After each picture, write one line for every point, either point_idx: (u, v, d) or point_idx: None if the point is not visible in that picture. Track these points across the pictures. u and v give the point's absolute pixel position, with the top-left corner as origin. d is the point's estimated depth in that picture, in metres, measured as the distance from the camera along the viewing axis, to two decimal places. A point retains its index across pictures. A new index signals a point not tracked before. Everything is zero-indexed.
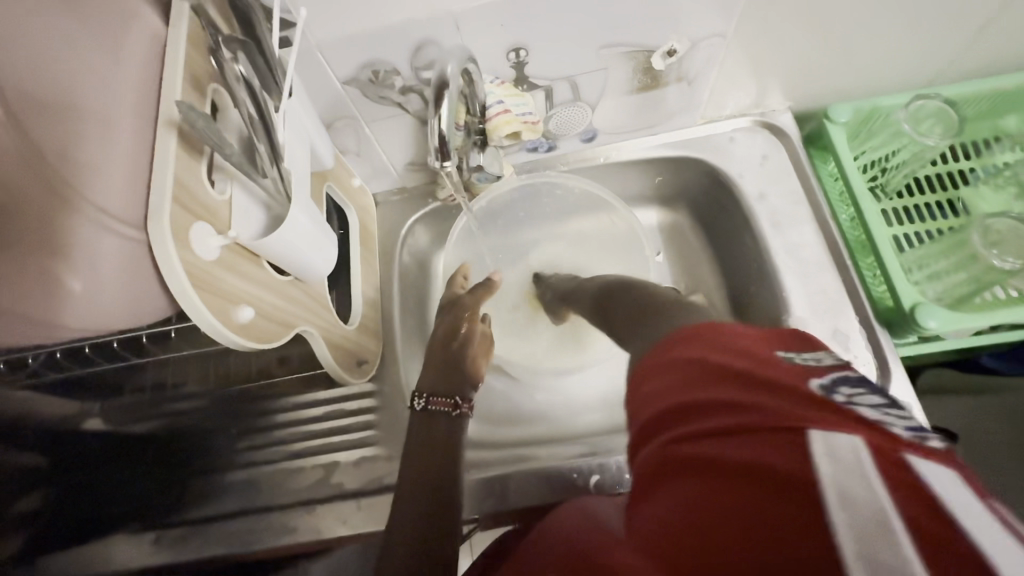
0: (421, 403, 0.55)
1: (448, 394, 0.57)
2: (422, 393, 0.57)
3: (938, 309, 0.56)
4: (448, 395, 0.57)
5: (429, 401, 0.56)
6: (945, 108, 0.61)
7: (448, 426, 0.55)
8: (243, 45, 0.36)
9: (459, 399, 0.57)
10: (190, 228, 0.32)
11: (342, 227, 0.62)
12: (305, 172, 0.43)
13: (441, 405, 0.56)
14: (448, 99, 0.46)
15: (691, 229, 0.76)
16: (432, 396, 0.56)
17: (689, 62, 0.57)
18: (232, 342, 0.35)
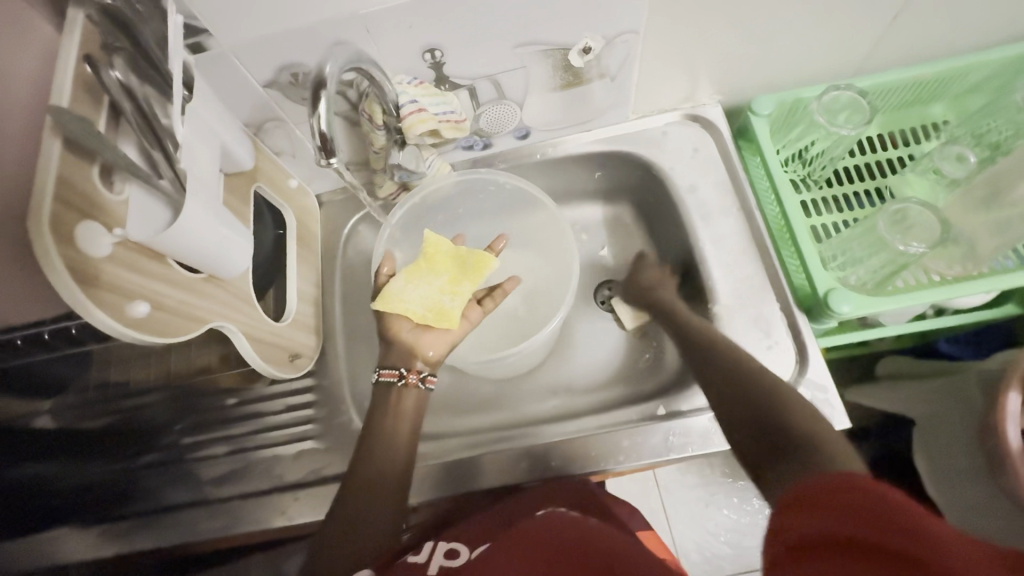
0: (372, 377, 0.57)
1: (396, 365, 0.58)
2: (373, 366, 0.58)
3: (852, 294, 0.58)
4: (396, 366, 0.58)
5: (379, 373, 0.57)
6: (858, 99, 0.62)
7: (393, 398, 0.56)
8: (121, 52, 0.38)
9: (406, 369, 0.57)
10: (75, 226, 0.34)
11: (279, 226, 0.64)
12: (212, 171, 0.44)
13: (390, 376, 0.57)
14: (325, 99, 0.45)
15: (633, 222, 0.78)
16: (382, 369, 0.58)
17: (608, 59, 0.58)
18: (126, 335, 0.37)
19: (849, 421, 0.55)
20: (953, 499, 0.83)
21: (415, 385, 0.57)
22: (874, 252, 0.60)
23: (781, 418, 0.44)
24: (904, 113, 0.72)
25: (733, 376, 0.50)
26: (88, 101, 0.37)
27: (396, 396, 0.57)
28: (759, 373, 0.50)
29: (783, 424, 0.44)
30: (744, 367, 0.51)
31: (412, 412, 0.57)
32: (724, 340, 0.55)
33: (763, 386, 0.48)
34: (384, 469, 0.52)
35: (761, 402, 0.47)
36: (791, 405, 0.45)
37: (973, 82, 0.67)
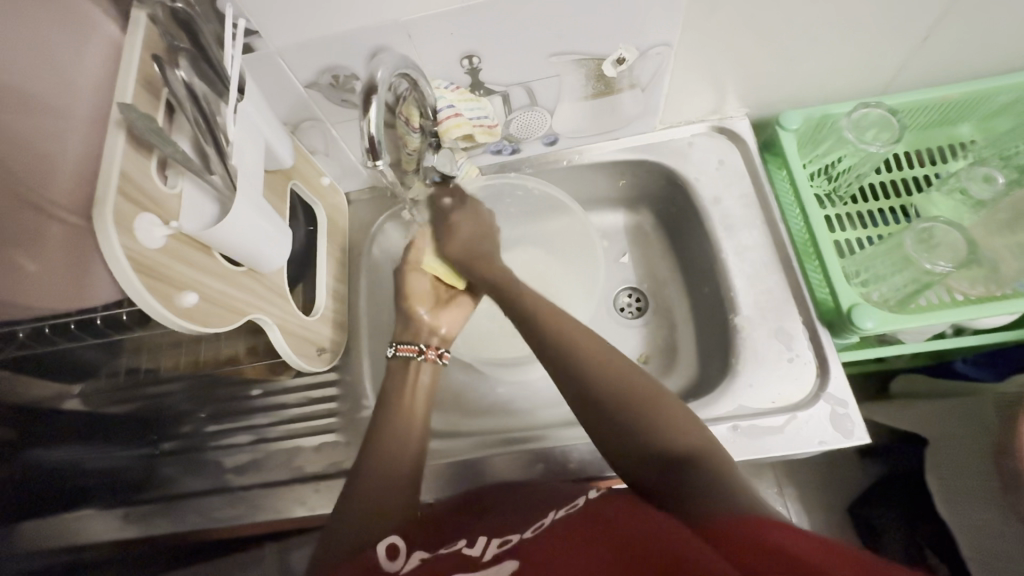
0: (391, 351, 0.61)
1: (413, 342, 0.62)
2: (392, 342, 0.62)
3: (875, 309, 0.59)
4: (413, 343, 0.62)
5: (397, 348, 0.61)
6: (887, 117, 0.63)
7: (413, 372, 0.60)
8: (184, 53, 0.40)
9: (425, 345, 0.62)
10: (134, 218, 0.35)
11: (311, 223, 0.65)
12: (258, 169, 0.46)
13: (407, 351, 0.61)
14: (376, 102, 0.46)
15: (654, 231, 0.79)
16: (400, 345, 0.62)
17: (640, 69, 0.59)
18: (175, 324, 0.39)
19: (869, 436, 0.55)
20: (962, 518, 0.83)
21: (433, 360, 0.61)
22: (899, 270, 0.60)
23: (653, 433, 0.45)
24: (931, 131, 0.72)
25: (603, 390, 0.48)
26: (149, 98, 0.38)
27: (413, 370, 0.60)
28: (620, 370, 0.49)
29: (645, 433, 0.45)
30: (589, 366, 0.49)
31: (429, 386, 0.60)
32: (566, 324, 0.53)
33: (639, 394, 0.47)
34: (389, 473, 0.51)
35: (626, 416, 0.46)
36: (669, 405, 0.47)
37: (1003, 104, 0.67)
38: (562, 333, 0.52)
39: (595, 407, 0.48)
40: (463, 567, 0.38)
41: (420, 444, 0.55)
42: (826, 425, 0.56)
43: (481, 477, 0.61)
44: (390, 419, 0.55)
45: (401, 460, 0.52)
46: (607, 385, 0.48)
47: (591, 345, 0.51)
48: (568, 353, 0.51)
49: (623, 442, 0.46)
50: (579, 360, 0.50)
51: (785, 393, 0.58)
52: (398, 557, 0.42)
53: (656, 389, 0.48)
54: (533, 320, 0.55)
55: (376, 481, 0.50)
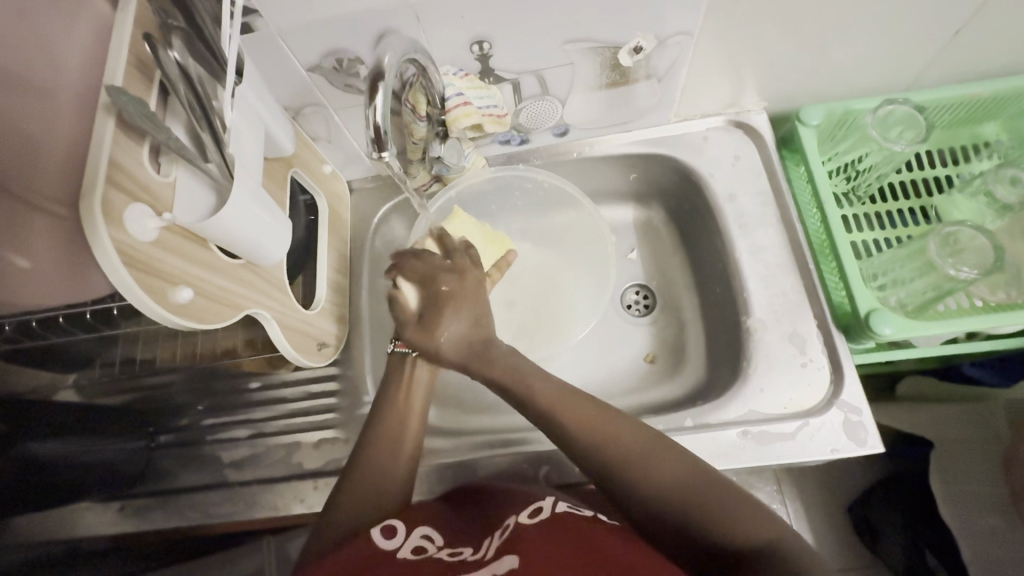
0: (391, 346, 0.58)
1: None
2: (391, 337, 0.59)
3: (894, 315, 0.57)
4: (413, 339, 0.58)
5: (395, 343, 0.58)
6: (914, 115, 0.60)
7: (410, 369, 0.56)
8: (178, 32, 0.38)
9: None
10: (124, 209, 0.33)
11: (312, 213, 0.63)
12: (256, 157, 0.44)
13: (405, 346, 0.57)
14: (383, 89, 0.44)
15: (665, 227, 0.77)
16: (401, 340, 0.58)
17: (658, 59, 0.57)
18: (168, 321, 0.37)
19: (883, 445, 0.54)
20: (965, 525, 0.83)
21: (430, 359, 0.57)
22: (921, 274, 0.58)
23: (710, 534, 0.42)
24: (955, 130, 0.70)
25: (650, 496, 0.44)
26: (142, 80, 0.36)
27: (410, 367, 0.56)
28: (660, 459, 0.45)
29: (707, 534, 0.42)
30: (630, 467, 0.45)
31: (425, 386, 0.56)
32: (590, 415, 0.48)
33: (682, 487, 0.44)
34: (388, 473, 0.50)
35: (687, 520, 0.43)
36: (727, 490, 0.44)
37: None
38: (599, 438, 0.47)
39: (644, 514, 0.44)
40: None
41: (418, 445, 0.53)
42: (839, 434, 0.55)
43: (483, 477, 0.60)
44: (384, 420, 0.53)
45: (401, 459, 0.51)
46: (659, 486, 0.44)
47: (627, 444, 0.46)
48: (605, 451, 0.46)
49: (681, 539, 0.43)
50: (619, 463, 0.45)
51: (797, 399, 0.57)
52: (396, 537, 0.43)
53: (704, 481, 0.44)
54: (552, 412, 0.49)
55: (370, 483, 0.48)
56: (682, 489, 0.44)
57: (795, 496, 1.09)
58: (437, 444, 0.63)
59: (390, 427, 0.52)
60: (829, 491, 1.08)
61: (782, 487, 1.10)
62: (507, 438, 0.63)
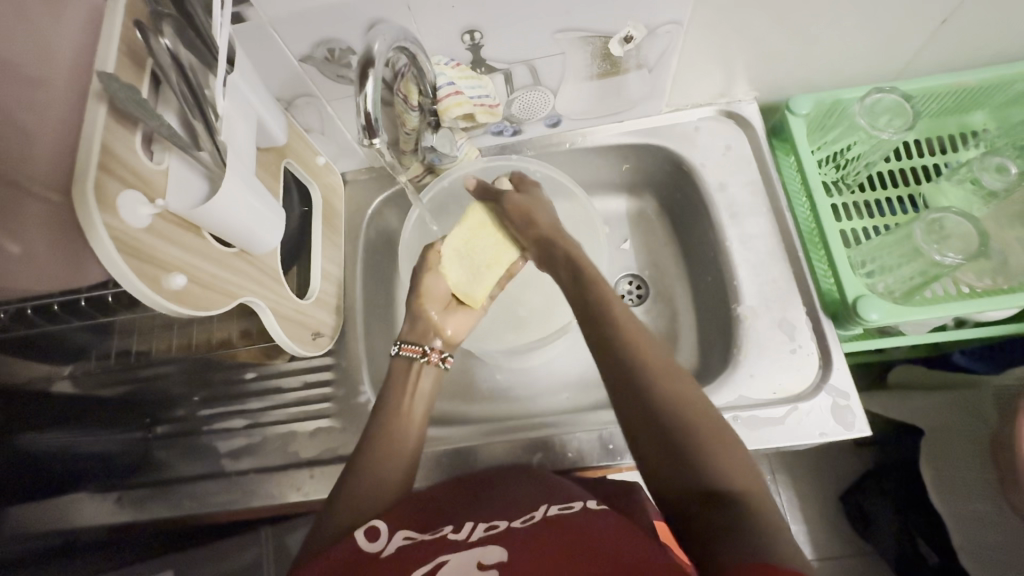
0: (394, 349, 0.59)
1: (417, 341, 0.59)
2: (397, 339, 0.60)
3: (881, 301, 0.57)
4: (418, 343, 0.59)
5: (400, 346, 0.59)
6: (901, 103, 0.61)
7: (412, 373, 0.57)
8: (168, 19, 0.38)
9: (430, 347, 0.59)
10: (118, 196, 0.34)
11: (306, 204, 0.63)
12: (248, 146, 0.44)
13: (410, 351, 0.58)
14: (372, 78, 0.44)
15: (657, 217, 0.78)
16: (405, 342, 0.59)
17: (648, 48, 0.57)
18: (164, 308, 0.37)
19: (870, 428, 0.54)
20: (959, 511, 0.83)
21: (434, 364, 0.59)
22: (908, 261, 0.59)
23: (697, 461, 0.39)
24: (943, 119, 0.70)
25: (656, 407, 0.42)
26: (133, 68, 0.36)
27: (413, 372, 0.57)
28: (676, 386, 0.43)
29: (694, 462, 0.39)
30: (662, 395, 0.42)
31: (429, 390, 0.57)
32: (631, 325, 0.48)
33: (686, 411, 0.42)
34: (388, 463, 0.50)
35: (678, 441, 0.40)
36: (726, 435, 0.41)
37: (1019, 92, 0.65)
38: (627, 350, 0.46)
39: (643, 421, 0.42)
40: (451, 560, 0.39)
41: (416, 436, 0.53)
42: (828, 418, 0.55)
43: (476, 464, 0.61)
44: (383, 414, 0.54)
45: (399, 451, 0.51)
46: (666, 397, 0.42)
47: (653, 356, 0.45)
48: (627, 362, 0.45)
49: (669, 467, 0.40)
50: (639, 367, 0.44)
51: (786, 384, 0.58)
52: (379, 539, 0.41)
53: (709, 410, 0.42)
54: (595, 314, 0.49)
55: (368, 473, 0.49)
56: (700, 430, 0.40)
57: (788, 484, 1.11)
58: (432, 433, 0.63)
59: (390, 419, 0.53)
60: (821, 479, 1.10)
61: (775, 475, 1.11)
62: (501, 426, 0.63)
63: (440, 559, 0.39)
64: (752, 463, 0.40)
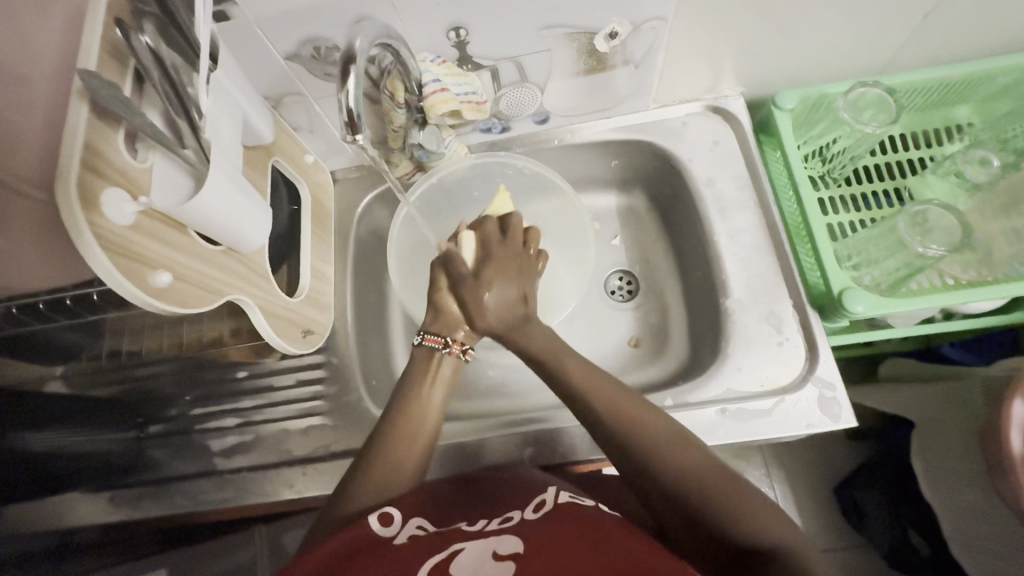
0: (417, 337, 0.58)
1: (440, 332, 0.59)
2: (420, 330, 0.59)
3: (866, 293, 0.58)
4: (441, 334, 0.59)
5: (424, 336, 0.58)
6: (884, 97, 0.61)
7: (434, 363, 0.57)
8: (151, 17, 0.38)
9: (452, 339, 0.58)
10: (102, 194, 0.34)
11: (295, 202, 0.63)
12: (234, 142, 0.44)
13: (433, 341, 0.58)
14: (354, 74, 0.44)
15: (647, 213, 0.78)
16: (427, 333, 0.59)
17: (634, 45, 0.57)
18: (149, 305, 0.38)
19: (856, 419, 0.55)
20: (950, 501, 0.84)
21: (456, 355, 0.58)
22: (893, 253, 0.60)
23: (727, 527, 0.40)
24: (927, 113, 0.71)
25: (676, 483, 0.43)
26: (116, 66, 0.36)
27: (435, 362, 0.57)
28: (684, 454, 0.44)
29: (722, 529, 0.40)
30: (655, 452, 0.45)
31: (447, 379, 0.57)
32: (624, 402, 0.48)
33: (695, 478, 0.43)
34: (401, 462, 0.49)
35: (701, 510, 0.41)
36: (739, 490, 0.42)
37: (1001, 84, 0.66)
38: (626, 433, 0.46)
39: (665, 503, 0.43)
40: (464, 550, 0.39)
41: (434, 428, 0.53)
42: (815, 409, 0.56)
43: (467, 460, 0.61)
44: (410, 400, 0.54)
45: (416, 445, 0.51)
46: (679, 473, 0.43)
47: (656, 431, 0.46)
48: (632, 443, 0.46)
49: (697, 540, 0.41)
50: (644, 448, 0.45)
51: (774, 376, 0.58)
52: (394, 524, 0.42)
53: (720, 470, 0.43)
54: (586, 401, 0.50)
55: (383, 463, 0.49)
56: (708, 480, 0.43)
57: (782, 477, 1.11)
58: None
59: (414, 408, 0.53)
60: (814, 472, 1.11)
61: (769, 469, 1.12)
62: (493, 421, 0.64)
63: (455, 548, 0.39)
64: (779, 513, 0.41)
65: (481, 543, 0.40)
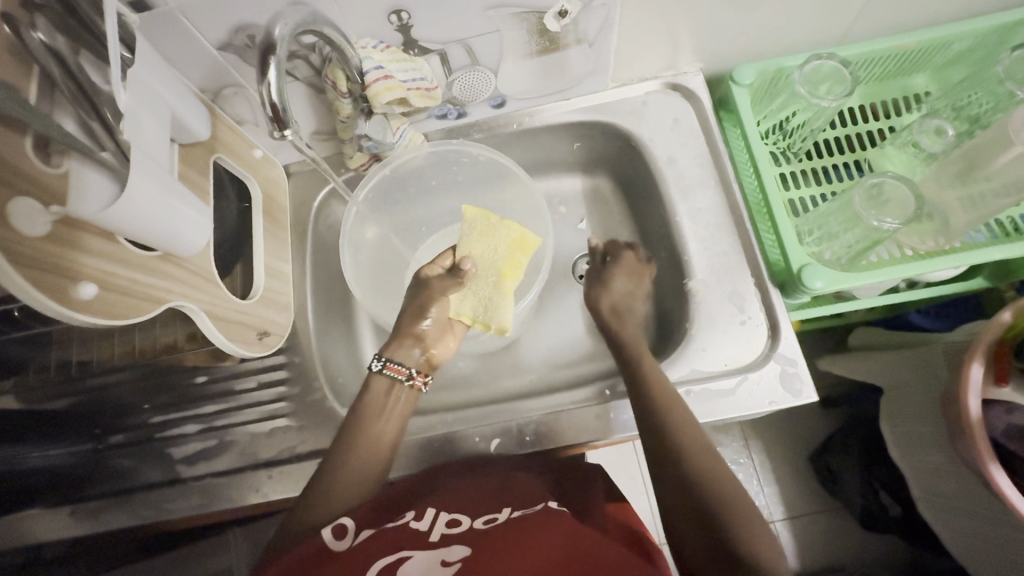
0: (377, 365, 0.56)
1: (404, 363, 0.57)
2: (380, 355, 0.57)
3: (825, 269, 0.58)
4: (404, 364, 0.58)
5: (385, 365, 0.57)
6: (841, 69, 0.60)
7: (393, 395, 0.56)
8: (46, 11, 0.35)
9: (414, 371, 0.58)
10: (8, 204, 0.32)
11: (244, 199, 0.61)
12: (162, 142, 0.42)
13: (396, 372, 0.57)
14: (274, 64, 0.42)
15: (613, 194, 0.77)
16: (388, 361, 0.57)
17: (585, 23, 0.55)
18: (71, 318, 0.36)
19: (817, 394, 0.55)
20: (916, 464, 0.87)
21: (417, 387, 0.58)
22: (850, 227, 0.60)
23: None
24: (886, 83, 0.71)
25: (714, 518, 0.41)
26: (15, 66, 0.34)
27: (393, 394, 0.56)
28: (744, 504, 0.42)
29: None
30: (677, 450, 0.45)
31: (403, 413, 0.56)
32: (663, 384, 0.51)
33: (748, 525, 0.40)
34: (364, 474, 0.49)
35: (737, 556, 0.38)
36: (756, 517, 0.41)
37: (955, 52, 0.65)
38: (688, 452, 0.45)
39: (704, 527, 0.41)
40: (414, 557, 0.38)
41: (382, 455, 0.52)
42: (776, 385, 0.56)
43: (440, 453, 0.61)
44: (365, 416, 0.53)
45: (363, 465, 0.50)
46: (733, 516, 0.41)
47: (684, 419, 0.48)
48: (687, 466, 0.44)
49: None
50: (677, 437, 0.46)
51: (737, 355, 0.58)
52: (344, 537, 0.41)
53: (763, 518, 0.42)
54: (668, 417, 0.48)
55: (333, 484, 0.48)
56: (724, 488, 0.43)
57: (759, 448, 1.14)
58: None
59: (367, 425, 0.52)
60: (788, 442, 1.13)
61: (747, 441, 1.14)
62: (463, 414, 0.63)
63: (405, 554, 0.39)
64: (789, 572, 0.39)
65: (431, 553, 0.39)
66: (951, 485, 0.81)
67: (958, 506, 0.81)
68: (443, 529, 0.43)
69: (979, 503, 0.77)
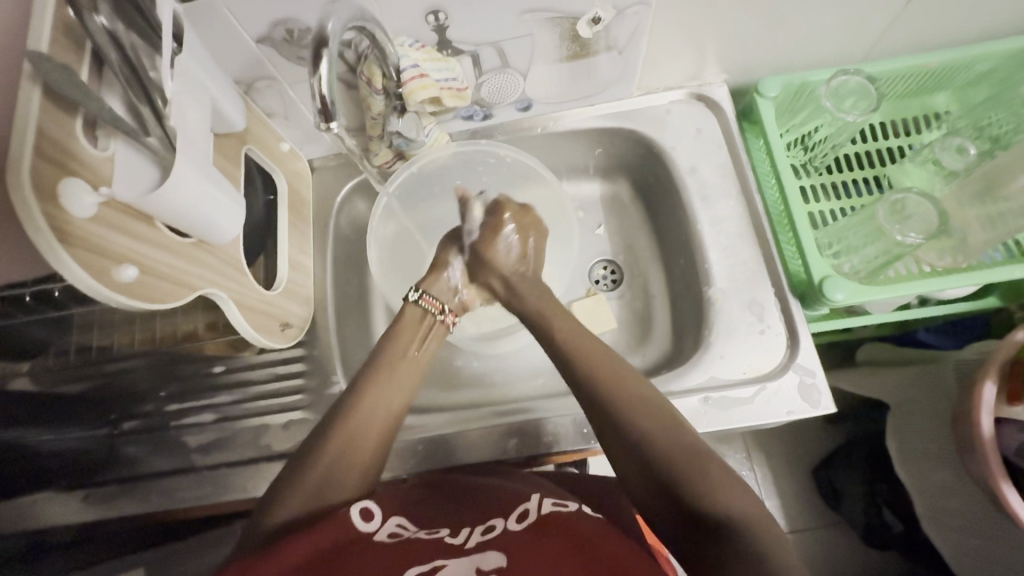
0: (415, 295, 0.60)
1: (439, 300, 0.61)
2: (416, 287, 0.61)
3: (846, 281, 0.59)
4: (438, 300, 0.61)
5: (421, 295, 0.60)
6: (866, 85, 0.61)
7: (428, 326, 0.59)
8: None
9: (447, 307, 0.61)
10: (60, 183, 0.32)
11: (270, 192, 0.61)
12: (203, 131, 0.43)
13: (430, 304, 0.60)
14: (327, 58, 0.42)
15: (631, 201, 0.78)
16: (424, 294, 0.60)
17: (617, 30, 0.56)
18: (112, 300, 0.36)
19: (835, 406, 0.56)
20: (922, 482, 0.87)
21: (446, 324, 0.61)
22: (872, 242, 0.60)
23: (698, 497, 0.39)
24: (907, 101, 0.71)
25: (645, 446, 0.42)
26: (71, 49, 0.34)
27: (426, 324, 0.59)
28: (659, 424, 0.43)
29: (690, 494, 0.40)
30: (619, 408, 0.45)
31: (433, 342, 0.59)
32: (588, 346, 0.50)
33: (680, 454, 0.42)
34: (367, 434, 0.47)
35: (672, 475, 0.41)
36: (716, 464, 0.41)
37: (978, 72, 0.66)
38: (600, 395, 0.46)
39: (637, 464, 0.42)
40: (448, 565, 0.38)
41: (387, 425, 0.49)
42: (795, 395, 0.57)
43: (455, 452, 0.60)
44: (381, 376, 0.52)
45: (366, 434, 0.48)
46: (655, 439, 0.42)
47: (619, 381, 0.47)
48: (632, 438, 0.43)
49: (675, 512, 0.40)
50: (616, 400, 0.45)
51: (755, 364, 0.59)
52: (374, 520, 0.41)
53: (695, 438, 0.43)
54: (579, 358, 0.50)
55: (342, 462, 0.46)
56: (680, 445, 0.42)
57: (761, 461, 1.14)
58: (409, 421, 0.63)
59: (381, 388, 0.51)
60: (792, 455, 1.13)
61: (751, 452, 1.14)
62: (480, 413, 0.63)
63: (439, 563, 0.39)
64: (745, 485, 0.41)
65: (464, 559, 0.39)
66: (947, 502, 0.82)
67: (961, 524, 0.81)
68: (477, 538, 0.42)
69: (983, 522, 0.78)
